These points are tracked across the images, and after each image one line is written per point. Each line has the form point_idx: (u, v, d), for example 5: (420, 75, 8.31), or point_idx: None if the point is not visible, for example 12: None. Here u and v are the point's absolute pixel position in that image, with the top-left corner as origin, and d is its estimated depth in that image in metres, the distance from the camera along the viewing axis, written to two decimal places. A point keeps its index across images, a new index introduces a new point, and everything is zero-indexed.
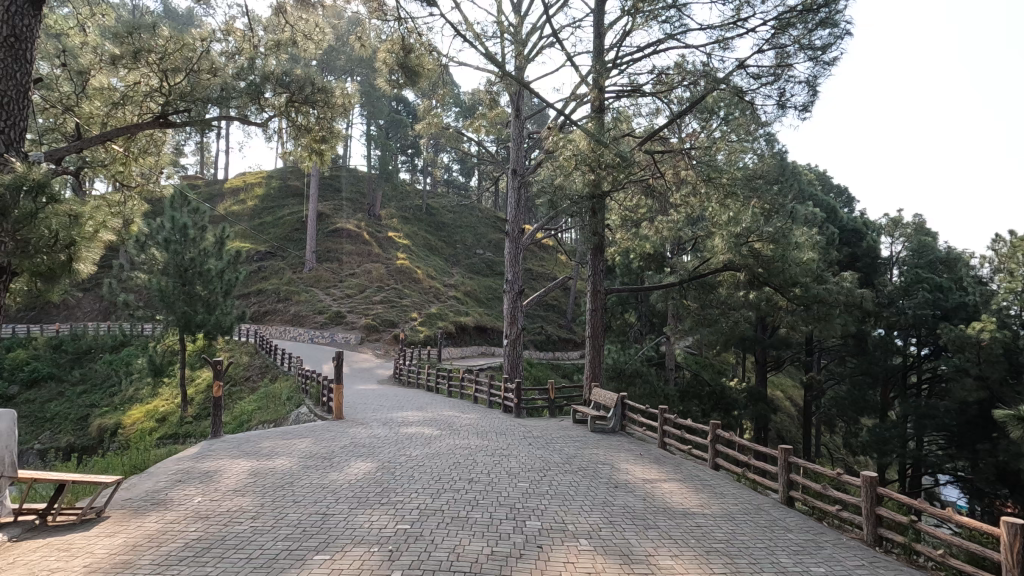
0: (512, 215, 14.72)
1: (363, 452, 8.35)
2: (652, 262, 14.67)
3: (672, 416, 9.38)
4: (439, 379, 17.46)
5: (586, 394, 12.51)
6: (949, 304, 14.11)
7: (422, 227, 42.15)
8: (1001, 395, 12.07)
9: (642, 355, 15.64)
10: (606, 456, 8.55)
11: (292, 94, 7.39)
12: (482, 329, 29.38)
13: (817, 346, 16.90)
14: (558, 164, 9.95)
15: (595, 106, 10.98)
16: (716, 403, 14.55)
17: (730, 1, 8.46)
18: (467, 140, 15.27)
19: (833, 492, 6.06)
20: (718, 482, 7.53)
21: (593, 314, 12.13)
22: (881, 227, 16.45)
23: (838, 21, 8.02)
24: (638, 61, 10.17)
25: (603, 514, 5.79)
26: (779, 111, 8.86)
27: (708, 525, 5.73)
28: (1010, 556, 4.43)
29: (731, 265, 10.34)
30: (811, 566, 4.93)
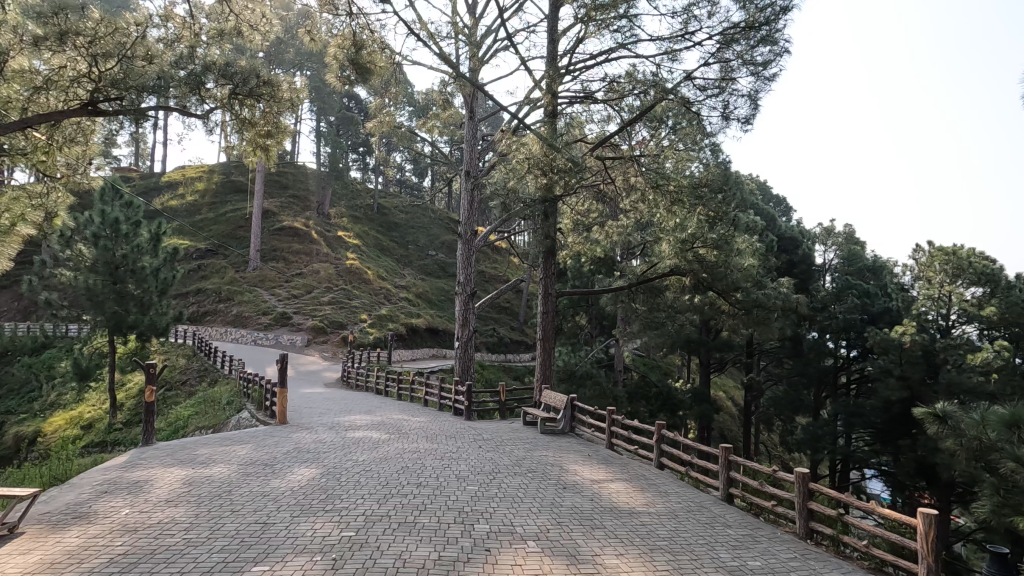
0: (465, 217, 14.66)
1: (308, 457, 8.10)
2: (602, 265, 14.93)
3: (620, 417, 9.57)
4: (389, 381, 17.17)
5: (537, 396, 12.58)
6: (875, 309, 15.05)
7: (373, 227, 41.40)
8: (921, 393, 12.95)
9: (593, 357, 15.90)
10: (555, 458, 8.62)
11: (235, 87, 7.17)
12: (433, 331, 29.11)
13: (757, 349, 17.65)
14: (510, 167, 9.97)
15: (547, 110, 11.09)
16: (663, 404, 14.94)
17: (679, 14, 8.75)
18: (420, 140, 15.11)
19: (770, 488, 6.33)
20: (662, 481, 7.73)
21: (544, 316, 12.21)
22: (815, 235, 17.37)
23: (779, 38, 8.43)
24: (591, 68, 10.34)
25: (551, 515, 5.85)
26: (723, 122, 9.23)
27: (653, 524, 5.86)
28: (926, 545, 4.75)
29: (677, 269, 10.67)
30: (748, 561, 5.12)
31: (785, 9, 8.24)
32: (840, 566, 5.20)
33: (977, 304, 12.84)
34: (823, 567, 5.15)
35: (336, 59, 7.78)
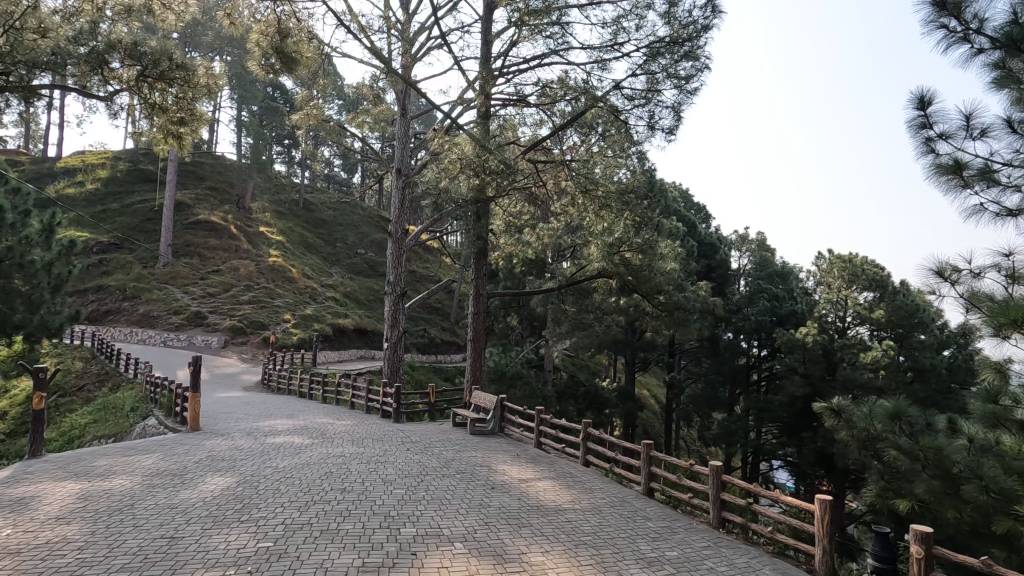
0: (395, 215, 14.37)
1: (222, 466, 7.64)
2: (533, 267, 15.12)
3: (548, 416, 9.73)
4: (313, 384, 16.51)
5: (466, 396, 12.53)
6: (782, 312, 16.19)
7: (298, 223, 39.72)
8: (821, 389, 14.09)
9: (523, 358, 16.05)
10: (483, 458, 8.63)
11: (144, 69, 6.64)
12: (362, 331, 28.31)
13: (678, 349, 18.51)
14: (442, 166, 9.91)
15: (480, 112, 11.11)
16: (590, 402, 15.35)
17: (609, 25, 9.05)
18: (349, 135, 14.68)
19: (686, 481, 6.66)
20: (587, 478, 7.93)
21: (475, 317, 12.20)
22: (732, 242, 18.56)
23: (700, 55, 8.89)
24: (524, 72, 10.47)
25: (479, 515, 5.85)
26: (649, 132, 9.63)
27: (578, 520, 6.01)
28: (823, 528, 5.17)
29: (604, 272, 11.01)
30: (666, 551, 5.37)
31: (706, 27, 8.72)
32: (748, 552, 5.56)
33: (868, 307, 14.17)
34: (732, 553, 5.48)
35: (259, 46, 7.40)
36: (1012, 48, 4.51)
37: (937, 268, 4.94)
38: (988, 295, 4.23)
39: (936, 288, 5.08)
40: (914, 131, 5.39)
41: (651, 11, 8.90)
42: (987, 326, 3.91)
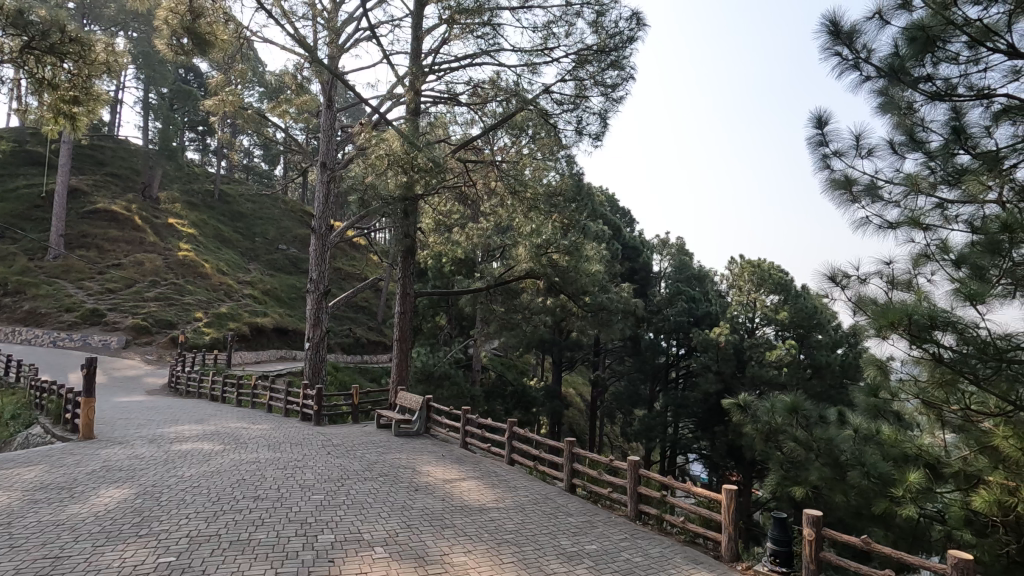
0: (319, 211, 13.82)
1: (119, 477, 7.02)
2: (462, 267, 15.09)
3: (474, 416, 9.73)
4: (227, 386, 15.58)
5: (391, 398, 12.27)
6: (699, 313, 17.15)
7: (212, 216, 37.29)
8: (732, 385, 15.05)
9: (452, 357, 15.92)
10: (408, 460, 8.50)
11: (31, 40, 6.02)
12: (282, 330, 26.99)
13: (602, 348, 19.11)
14: (369, 162, 9.68)
15: (409, 108, 10.94)
16: (518, 401, 15.50)
17: (539, 30, 9.20)
18: (271, 125, 13.98)
19: (606, 476, 6.89)
20: (511, 476, 8.02)
21: (401, 317, 11.98)
22: (654, 246, 19.43)
23: (625, 65, 9.22)
24: (455, 70, 10.40)
25: (402, 518, 5.76)
26: (577, 137, 9.88)
27: (501, 518, 6.06)
28: (728, 516, 5.53)
29: (532, 272, 11.16)
30: (585, 545, 5.54)
31: (631, 38, 9.06)
32: (662, 543, 5.84)
33: (774, 309, 15.32)
34: (646, 544, 5.74)
35: (167, 24, 6.86)
36: (893, 78, 5.03)
37: (830, 274, 5.41)
38: (871, 299, 4.69)
39: (829, 292, 5.55)
40: (813, 147, 5.87)
41: (581, 19, 9.13)
42: (871, 327, 4.32)
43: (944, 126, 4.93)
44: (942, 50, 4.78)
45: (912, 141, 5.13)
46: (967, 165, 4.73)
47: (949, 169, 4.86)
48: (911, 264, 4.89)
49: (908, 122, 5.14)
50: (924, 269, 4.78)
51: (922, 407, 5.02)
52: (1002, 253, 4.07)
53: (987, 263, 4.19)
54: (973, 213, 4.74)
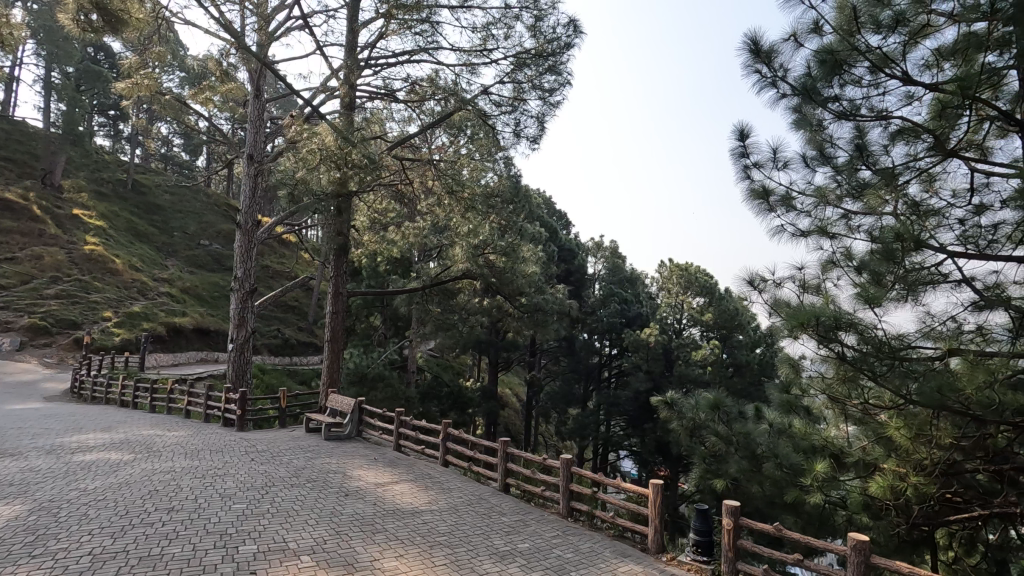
0: (246, 205, 13.13)
1: (9, 492, 6.36)
2: (398, 266, 14.84)
3: (408, 418, 9.57)
4: (140, 391, 14.50)
5: (321, 401, 11.85)
6: (630, 314, 17.73)
7: (124, 208, 34.60)
8: (660, 383, 15.66)
9: (386, 358, 15.59)
10: (338, 464, 8.25)
11: None
12: (203, 331, 25.44)
13: (538, 348, 19.36)
14: (299, 156, 9.33)
15: (343, 102, 10.63)
16: (453, 402, 15.39)
17: (478, 30, 9.20)
18: (193, 112, 13.16)
19: (539, 475, 6.97)
20: (446, 478, 7.96)
21: (333, 317, 11.60)
22: (588, 248, 19.91)
23: (563, 70, 9.40)
24: (392, 66, 10.23)
25: (331, 525, 5.59)
26: (515, 139, 9.96)
27: (434, 521, 6.01)
28: (654, 510, 5.74)
29: (469, 273, 11.13)
30: (518, 544, 5.58)
31: (568, 44, 9.25)
32: (592, 538, 5.98)
33: (700, 311, 16.08)
34: (577, 540, 5.86)
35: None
36: (806, 97, 5.40)
37: (749, 279, 5.74)
38: (785, 302, 5.02)
39: (748, 295, 5.88)
40: (735, 159, 6.19)
41: (519, 22, 9.21)
42: (785, 328, 4.62)
43: (849, 143, 5.35)
44: (848, 73, 5.19)
45: (822, 156, 5.53)
46: (867, 179, 5.16)
47: (852, 182, 5.28)
48: (820, 270, 5.28)
49: (818, 138, 5.52)
50: (831, 274, 5.16)
51: (828, 401, 5.44)
52: (896, 260, 4.47)
53: (884, 269, 4.57)
54: (873, 223, 5.16)
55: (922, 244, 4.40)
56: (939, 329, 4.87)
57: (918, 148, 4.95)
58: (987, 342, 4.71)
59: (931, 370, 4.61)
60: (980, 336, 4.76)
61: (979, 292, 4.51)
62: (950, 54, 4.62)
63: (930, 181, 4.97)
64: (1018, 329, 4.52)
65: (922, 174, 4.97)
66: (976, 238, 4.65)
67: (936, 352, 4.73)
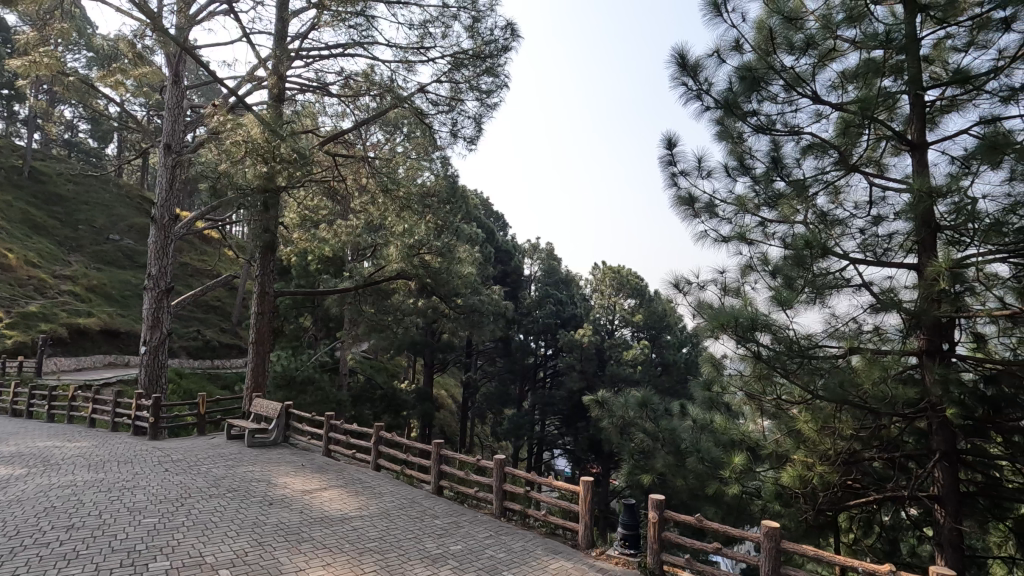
0: (162, 198, 12.25)
1: None
2: (330, 265, 14.35)
3: (339, 422, 9.29)
4: (36, 399, 13.20)
5: (245, 406, 11.26)
6: (565, 315, 18.05)
7: (19, 198, 31.42)
8: (593, 382, 16.05)
9: (317, 361, 15.05)
10: (263, 472, 7.88)
11: None
12: (111, 332, 23.51)
13: (474, 349, 19.32)
14: (222, 148, 8.84)
15: (272, 93, 10.17)
16: (387, 405, 15.05)
17: (415, 27, 9.08)
18: (102, 96, 12.14)
19: (472, 476, 6.96)
20: (377, 482, 7.79)
21: (258, 318, 11.05)
22: (525, 250, 20.11)
23: (500, 72, 9.45)
24: (324, 58, 9.90)
25: (252, 536, 5.32)
26: (452, 139, 9.90)
27: (364, 527, 5.87)
28: (585, 506, 5.88)
29: (403, 273, 10.93)
30: (450, 546, 5.55)
31: (505, 47, 9.31)
32: (525, 537, 6.05)
33: (631, 312, 16.63)
34: (510, 540, 5.90)
35: None
36: (728, 110, 5.71)
37: (675, 282, 5.99)
38: (708, 304, 5.29)
39: (674, 298, 6.16)
40: (664, 166, 6.45)
41: (457, 22, 9.17)
42: (707, 329, 4.86)
43: (766, 155, 5.70)
44: (765, 90, 5.54)
45: (742, 166, 5.86)
46: (782, 190, 5.53)
47: (769, 193, 5.63)
48: (739, 274, 5.60)
49: (739, 149, 5.84)
50: (749, 278, 5.50)
51: (746, 398, 5.78)
52: (806, 266, 4.82)
53: (795, 274, 4.92)
54: (786, 231, 5.55)
55: (829, 251, 4.77)
56: (842, 330, 5.30)
57: (826, 163, 5.36)
58: (883, 341, 5.16)
59: (835, 366, 5.00)
60: (878, 335, 5.20)
61: (876, 295, 4.95)
62: (854, 77, 5.04)
63: (836, 193, 5.40)
64: (909, 330, 4.96)
65: (830, 186, 5.38)
66: (875, 247, 5.10)
67: (839, 351, 5.16)
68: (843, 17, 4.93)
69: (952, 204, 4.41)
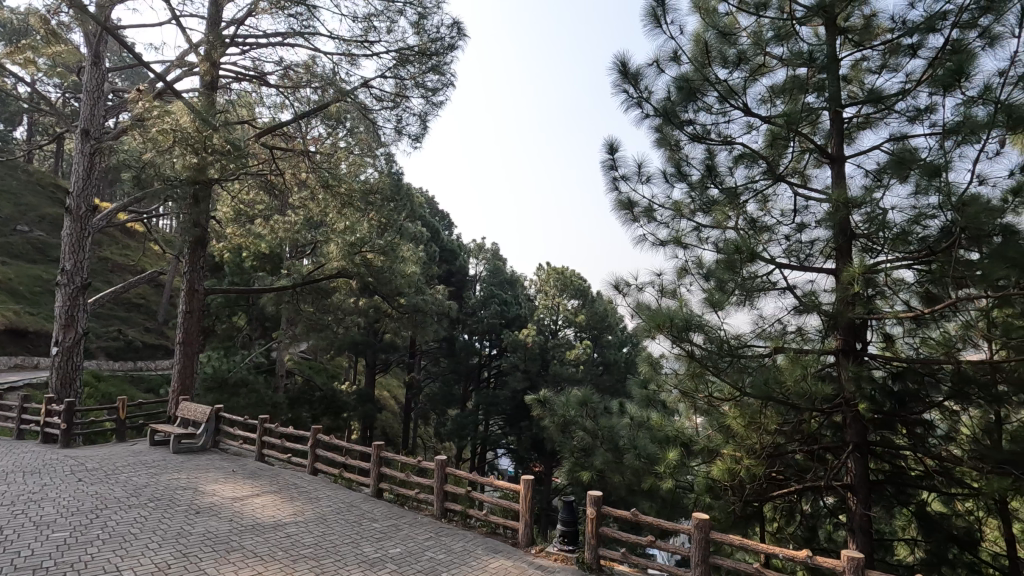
0: (78, 187, 11.36)
1: None
2: (266, 261, 13.78)
3: (273, 425, 8.95)
4: None
5: (170, 410, 10.62)
6: (510, 315, 18.14)
7: None
8: (537, 382, 16.22)
9: (251, 362, 14.40)
10: (189, 480, 7.46)
11: None
12: (17, 332, 21.57)
13: (418, 349, 19.07)
14: (148, 137, 8.29)
15: (204, 80, 9.66)
16: (326, 407, 14.57)
17: (358, 20, 8.87)
18: (8, 74, 11.12)
19: (413, 478, 6.87)
20: (314, 487, 7.55)
21: (186, 317, 10.45)
22: (470, 250, 20.06)
23: (446, 71, 9.39)
24: (262, 47, 9.49)
25: (177, 547, 5.04)
26: (397, 136, 9.75)
27: (298, 533, 5.68)
28: (525, 504, 5.93)
29: (344, 271, 10.61)
30: (389, 549, 5.46)
31: (452, 46, 9.26)
32: (465, 538, 6.03)
33: (574, 312, 16.92)
34: (450, 541, 5.88)
35: None
36: (666, 118, 5.92)
37: (615, 283, 6.15)
38: (646, 305, 5.46)
39: (614, 298, 6.31)
40: (606, 170, 6.59)
41: (403, 18, 9.04)
42: (645, 330, 5.03)
43: (701, 163, 5.94)
44: (701, 100, 5.77)
45: (678, 173, 6.08)
46: (715, 197, 5.79)
47: (704, 199, 5.88)
48: (675, 276, 5.82)
49: (676, 156, 6.06)
50: (684, 281, 5.72)
51: (680, 396, 6.01)
52: (736, 270, 5.07)
53: (727, 277, 5.17)
54: (718, 236, 5.80)
55: (757, 257, 5.03)
56: (769, 330, 5.62)
57: (755, 172, 5.65)
58: (804, 341, 5.49)
59: (761, 365, 5.29)
60: (800, 336, 5.54)
61: (798, 298, 5.27)
62: (781, 93, 5.35)
63: (764, 201, 5.71)
64: (827, 330, 5.32)
65: (759, 195, 5.69)
66: (798, 253, 5.43)
67: (766, 350, 5.47)
68: (772, 35, 5.24)
69: (866, 214, 4.77)
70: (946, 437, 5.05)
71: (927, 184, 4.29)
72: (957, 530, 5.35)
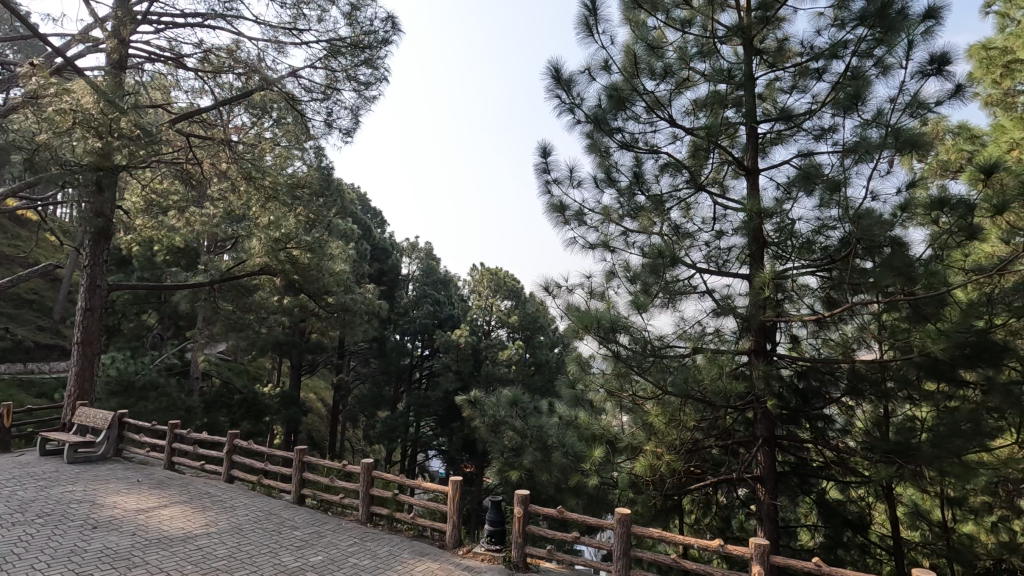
0: None
1: None
2: (181, 256, 12.91)
3: (184, 431, 8.38)
4: None
5: (65, 416, 9.70)
6: (442, 315, 18.01)
7: None
8: (468, 382, 16.20)
9: (163, 363, 13.44)
10: (86, 492, 6.85)
11: None
12: None
13: (347, 350, 18.52)
14: (43, 116, 7.53)
15: (111, 59, 8.92)
16: (247, 410, 13.81)
17: (287, 6, 8.50)
18: None
19: (337, 483, 6.65)
20: (230, 495, 7.15)
21: (85, 316, 9.56)
22: (403, 249, 19.75)
23: (379, 65, 9.19)
24: (178, 26, 8.87)
25: (69, 566, 4.61)
26: (327, 129, 9.43)
27: (210, 545, 5.36)
28: (453, 505, 5.88)
29: (267, 268, 10.10)
30: (310, 557, 5.26)
31: (386, 40, 9.06)
32: (391, 542, 5.91)
33: (507, 313, 17.03)
34: (375, 546, 5.74)
35: None
36: (597, 125, 6.08)
37: (546, 286, 6.25)
38: (575, 307, 5.58)
39: (545, 300, 6.40)
40: (538, 173, 6.67)
41: (334, 7, 8.76)
42: (573, 331, 5.14)
43: (629, 170, 6.15)
44: (630, 109, 5.97)
45: (608, 179, 6.26)
46: (642, 203, 6.01)
47: (631, 205, 6.09)
48: (603, 279, 5.99)
49: (606, 163, 6.23)
50: (612, 283, 5.90)
51: (606, 395, 6.19)
52: (659, 274, 5.28)
53: (651, 280, 5.37)
54: (644, 240, 6.02)
55: (678, 261, 5.27)
56: (689, 332, 5.90)
57: (679, 181, 5.91)
58: (722, 342, 5.79)
59: (681, 365, 5.54)
60: (717, 337, 5.84)
61: (716, 301, 5.56)
62: (703, 106, 5.63)
63: (686, 209, 5.98)
64: (741, 332, 5.65)
65: (682, 202, 5.96)
66: (717, 258, 5.72)
67: (686, 350, 5.75)
68: (696, 51, 5.51)
69: (776, 223, 5.11)
70: (843, 430, 5.50)
71: (829, 198, 4.66)
72: (851, 514, 5.84)
